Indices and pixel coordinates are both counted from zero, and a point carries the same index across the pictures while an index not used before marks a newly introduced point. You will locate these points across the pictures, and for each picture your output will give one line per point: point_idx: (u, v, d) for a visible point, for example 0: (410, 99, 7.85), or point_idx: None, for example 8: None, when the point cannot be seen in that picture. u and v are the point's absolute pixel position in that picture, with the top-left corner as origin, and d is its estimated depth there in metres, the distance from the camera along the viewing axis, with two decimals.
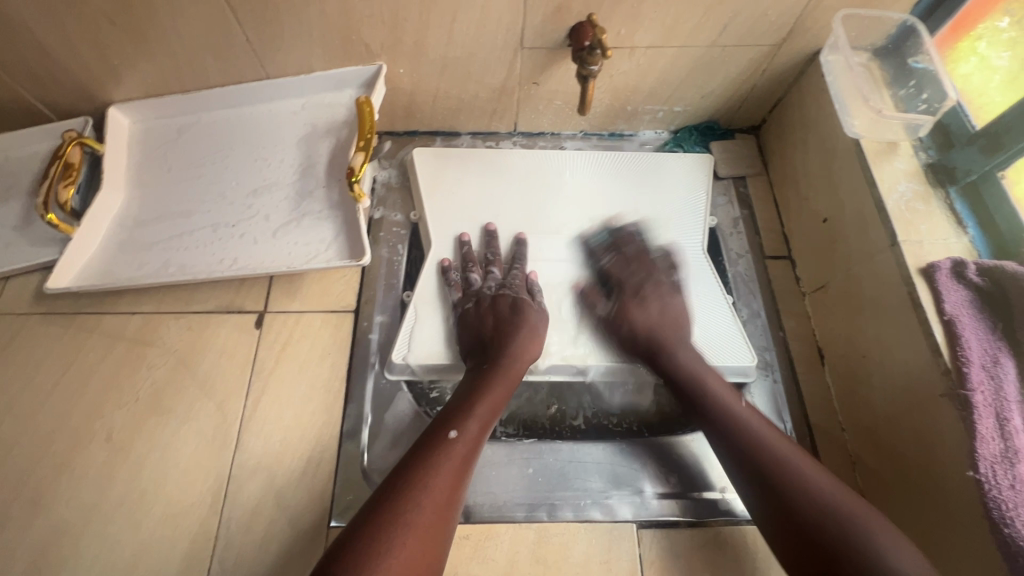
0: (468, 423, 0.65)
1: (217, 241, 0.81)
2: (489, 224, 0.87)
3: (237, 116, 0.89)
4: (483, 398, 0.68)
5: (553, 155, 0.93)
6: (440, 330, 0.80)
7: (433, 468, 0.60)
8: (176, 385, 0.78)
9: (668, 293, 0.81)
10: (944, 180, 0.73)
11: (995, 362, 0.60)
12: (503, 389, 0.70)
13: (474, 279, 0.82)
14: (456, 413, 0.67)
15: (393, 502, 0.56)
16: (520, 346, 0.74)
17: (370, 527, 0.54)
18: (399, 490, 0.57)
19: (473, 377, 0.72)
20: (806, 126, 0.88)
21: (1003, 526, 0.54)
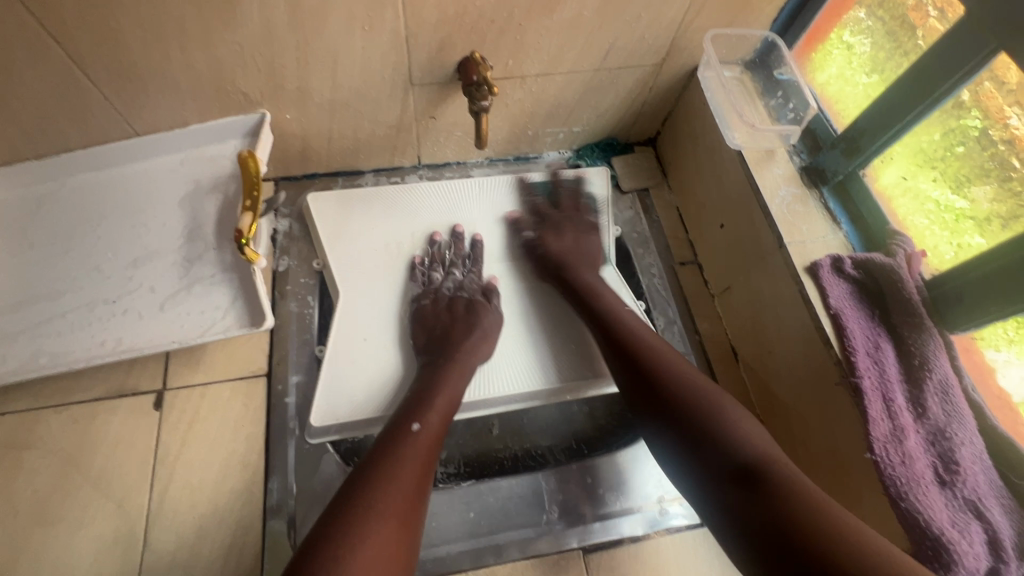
0: (429, 415, 0.65)
1: (94, 322, 0.73)
2: (433, 232, 0.88)
3: (106, 178, 0.81)
4: (443, 391, 0.69)
5: (460, 185, 0.92)
6: (395, 340, 0.80)
7: (400, 460, 0.59)
8: (64, 487, 0.69)
9: (587, 232, 0.88)
10: (817, 181, 0.80)
11: (877, 347, 0.66)
12: (458, 380, 0.72)
13: (436, 277, 0.84)
14: (415, 407, 0.67)
15: (361, 495, 0.55)
16: (473, 344, 0.76)
17: (342, 523, 0.52)
18: (367, 486, 0.56)
19: (433, 371, 0.72)
20: (695, 136, 0.92)
21: (901, 502, 0.58)
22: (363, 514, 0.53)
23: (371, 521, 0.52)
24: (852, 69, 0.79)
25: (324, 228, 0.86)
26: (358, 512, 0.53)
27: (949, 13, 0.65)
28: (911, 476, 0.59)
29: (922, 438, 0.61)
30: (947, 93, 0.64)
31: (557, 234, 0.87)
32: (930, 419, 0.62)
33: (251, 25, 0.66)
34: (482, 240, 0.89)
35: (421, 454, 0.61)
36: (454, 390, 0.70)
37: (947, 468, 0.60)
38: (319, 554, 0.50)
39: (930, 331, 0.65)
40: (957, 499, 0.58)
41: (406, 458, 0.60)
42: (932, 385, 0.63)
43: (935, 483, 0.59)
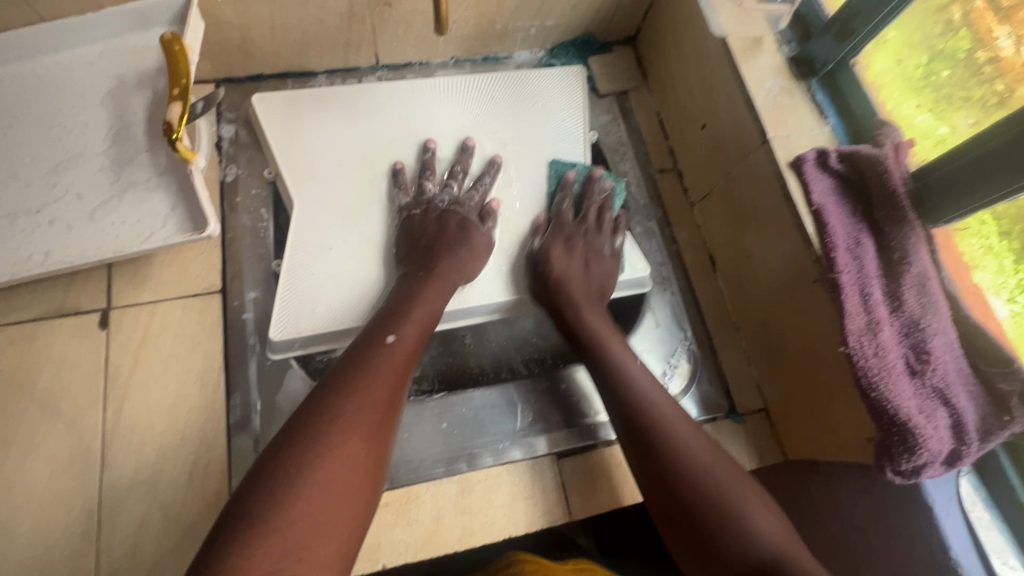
0: (405, 327, 0.63)
1: (17, 235, 0.66)
2: (429, 140, 0.81)
3: (14, 74, 0.71)
4: (421, 303, 0.67)
5: (421, 84, 0.84)
6: (361, 246, 0.75)
7: (373, 367, 0.57)
8: (10, 410, 0.65)
9: (602, 255, 0.77)
10: (805, 73, 0.74)
11: (857, 243, 0.64)
12: (438, 296, 0.69)
13: (429, 189, 0.78)
14: (391, 318, 0.64)
15: (330, 398, 0.53)
16: (461, 261, 0.72)
17: (309, 423, 0.50)
18: (336, 391, 0.54)
19: (407, 281, 0.70)
20: (677, 29, 0.85)
21: (870, 391, 0.58)
22: (332, 415, 0.51)
23: (341, 424, 0.51)
24: None
25: (273, 131, 0.78)
26: (326, 414, 0.51)
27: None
28: (883, 367, 0.59)
29: (896, 330, 0.61)
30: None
31: (564, 249, 0.76)
32: (905, 312, 0.61)
33: None
34: (474, 145, 0.82)
35: (396, 362, 0.59)
36: (433, 304, 0.68)
37: (919, 358, 0.59)
38: (282, 456, 0.48)
39: (913, 224, 0.62)
40: (926, 387, 0.59)
41: (381, 366, 0.58)
42: (910, 278, 0.61)
43: (906, 373, 0.59)
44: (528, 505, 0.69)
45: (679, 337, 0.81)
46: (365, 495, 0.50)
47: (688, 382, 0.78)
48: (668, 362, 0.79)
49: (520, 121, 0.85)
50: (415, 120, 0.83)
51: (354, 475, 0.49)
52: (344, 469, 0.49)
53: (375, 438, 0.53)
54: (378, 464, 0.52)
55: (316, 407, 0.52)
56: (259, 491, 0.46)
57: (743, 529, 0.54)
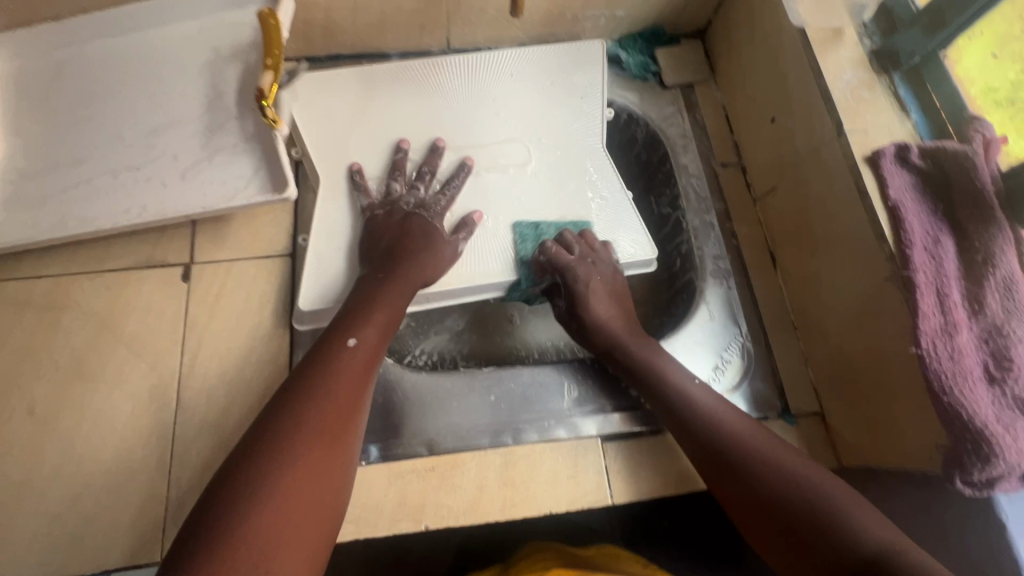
0: (367, 330, 0.62)
1: (120, 189, 0.72)
2: (438, 138, 0.82)
3: (126, 46, 0.78)
4: (381, 304, 0.66)
5: (486, 64, 0.86)
6: (353, 234, 0.77)
7: (333, 376, 0.57)
8: (101, 348, 0.71)
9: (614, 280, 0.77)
10: (888, 66, 0.71)
11: (937, 242, 0.61)
12: (397, 296, 0.68)
13: (396, 189, 0.78)
14: (352, 320, 0.64)
15: (291, 407, 0.53)
16: (421, 263, 0.71)
17: (270, 437, 0.51)
18: (296, 402, 0.54)
19: (377, 282, 0.68)
20: (751, 21, 0.84)
21: (942, 395, 0.56)
22: (293, 428, 0.51)
23: (304, 435, 0.51)
24: None
25: (340, 107, 0.83)
26: (282, 428, 0.51)
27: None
28: (958, 371, 0.56)
29: (975, 334, 0.58)
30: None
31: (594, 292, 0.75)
32: (986, 316, 0.58)
33: None
34: (472, 164, 0.81)
35: (354, 368, 0.58)
36: (395, 303, 0.67)
37: (999, 365, 0.56)
38: (238, 475, 0.48)
39: (1001, 224, 0.59)
40: (1006, 396, 0.55)
41: (342, 369, 0.58)
42: (993, 281, 0.58)
43: (984, 380, 0.56)
44: (569, 484, 0.69)
45: (733, 332, 0.79)
46: (332, 499, 0.51)
47: (740, 378, 0.76)
48: (720, 357, 0.77)
49: (576, 106, 0.86)
50: (479, 102, 0.86)
51: (318, 486, 0.50)
52: (305, 479, 0.49)
53: (335, 447, 0.53)
54: (343, 469, 0.53)
55: (273, 419, 0.52)
56: (226, 500, 0.46)
57: (843, 528, 0.52)
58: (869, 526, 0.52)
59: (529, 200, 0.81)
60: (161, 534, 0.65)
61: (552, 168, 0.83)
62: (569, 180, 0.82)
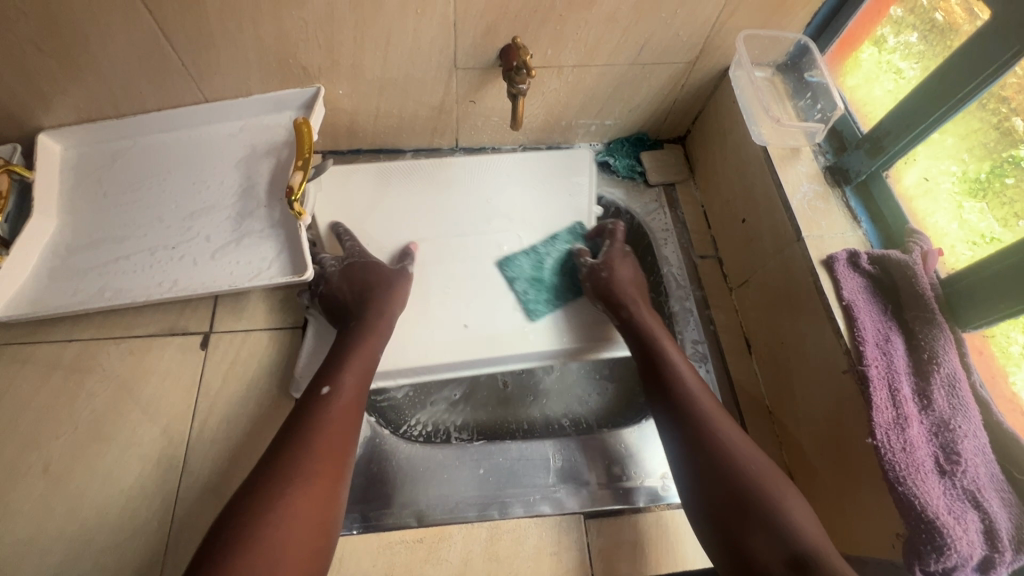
0: (343, 377, 0.70)
1: (155, 264, 0.81)
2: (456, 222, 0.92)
3: (173, 140, 0.89)
4: (355, 352, 0.73)
5: (486, 165, 0.98)
6: None
7: (314, 425, 0.64)
8: (118, 410, 0.77)
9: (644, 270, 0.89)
10: (840, 180, 0.82)
11: (887, 339, 0.68)
12: (372, 341, 0.75)
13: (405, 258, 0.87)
14: (329, 371, 0.71)
15: (275, 463, 0.61)
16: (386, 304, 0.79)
17: (260, 488, 0.58)
18: (281, 454, 0.61)
19: (350, 327, 0.77)
20: (722, 135, 0.95)
21: (898, 485, 0.60)
22: (279, 478, 0.59)
23: (301, 475, 0.60)
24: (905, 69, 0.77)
25: (359, 198, 0.94)
26: (275, 479, 0.59)
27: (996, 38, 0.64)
28: (911, 463, 0.60)
29: (925, 428, 0.63)
30: (975, 91, 0.64)
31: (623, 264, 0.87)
32: (935, 411, 0.63)
33: (316, 5, 0.73)
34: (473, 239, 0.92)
35: (335, 413, 0.66)
36: (371, 347, 0.75)
37: (948, 458, 0.61)
38: (231, 525, 0.55)
39: (941, 326, 0.66)
40: (956, 488, 0.59)
41: (326, 412, 0.66)
42: (939, 378, 0.64)
43: (935, 472, 0.60)
44: (552, 560, 0.72)
45: None
46: (325, 524, 0.59)
47: None
48: None
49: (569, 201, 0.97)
50: (481, 195, 0.96)
51: (306, 527, 0.57)
52: (300, 509, 0.58)
53: (325, 481, 0.61)
54: (336, 495, 0.62)
55: (268, 465, 0.60)
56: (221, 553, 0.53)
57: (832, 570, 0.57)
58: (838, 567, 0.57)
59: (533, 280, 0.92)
60: None
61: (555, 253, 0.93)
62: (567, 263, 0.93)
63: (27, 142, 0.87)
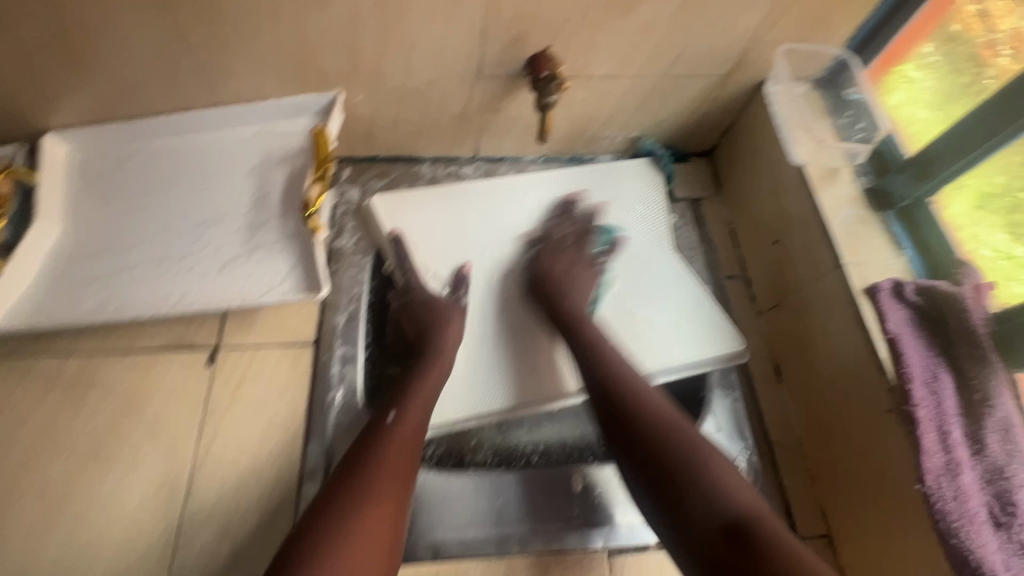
0: (407, 404, 0.69)
1: (163, 276, 0.77)
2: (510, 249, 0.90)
3: (183, 144, 0.86)
4: (420, 381, 0.73)
5: (531, 181, 0.95)
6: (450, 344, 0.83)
7: (381, 451, 0.63)
8: (120, 429, 0.73)
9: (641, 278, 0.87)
10: (882, 205, 0.77)
11: (935, 377, 0.63)
12: (436, 370, 0.75)
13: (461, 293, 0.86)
14: (396, 398, 0.71)
15: (345, 484, 0.59)
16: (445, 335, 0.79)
17: (331, 509, 0.57)
18: (349, 479, 0.60)
19: (417, 359, 0.76)
20: (754, 151, 0.92)
21: (950, 537, 0.56)
22: (349, 500, 0.58)
23: (367, 499, 0.58)
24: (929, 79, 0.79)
25: (416, 221, 0.90)
26: (345, 503, 0.57)
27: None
28: (964, 513, 0.57)
29: (978, 475, 0.59)
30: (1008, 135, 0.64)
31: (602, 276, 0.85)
32: (988, 457, 0.60)
33: (339, 8, 0.69)
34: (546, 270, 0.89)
35: (401, 441, 0.65)
36: (432, 379, 0.74)
37: (1004, 509, 0.58)
38: (303, 546, 0.54)
39: (995, 365, 0.62)
40: (1011, 542, 0.56)
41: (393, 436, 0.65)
42: (992, 422, 0.60)
43: (989, 523, 0.57)
44: None
45: (740, 445, 0.80)
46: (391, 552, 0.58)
47: None
48: None
49: (614, 217, 0.94)
50: (524, 208, 0.93)
51: (376, 549, 0.56)
52: (372, 532, 0.57)
53: (393, 507, 0.60)
54: (399, 521, 0.60)
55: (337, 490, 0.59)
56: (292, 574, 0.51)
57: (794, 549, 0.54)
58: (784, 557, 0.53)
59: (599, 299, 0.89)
60: None
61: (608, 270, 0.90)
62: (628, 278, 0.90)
63: (31, 143, 0.83)
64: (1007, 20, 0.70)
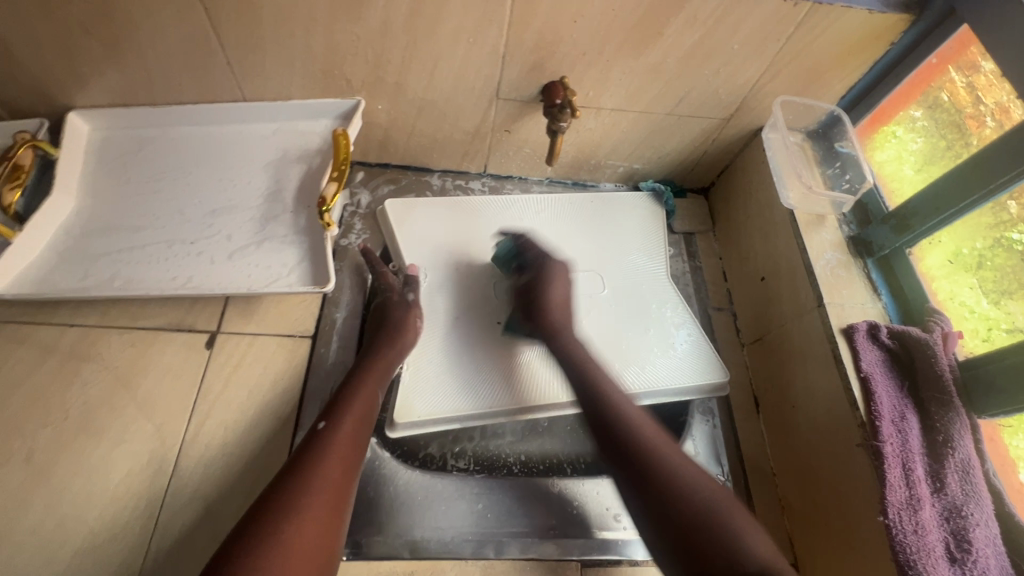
0: (340, 417, 0.67)
1: (171, 258, 0.79)
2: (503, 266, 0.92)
3: (204, 134, 0.89)
4: (359, 394, 0.71)
5: (537, 200, 0.99)
6: (443, 350, 0.85)
7: (316, 464, 0.61)
8: (112, 403, 0.74)
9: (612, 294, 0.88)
10: (862, 252, 0.83)
11: (903, 417, 0.68)
12: (374, 384, 0.73)
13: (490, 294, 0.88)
14: (330, 410, 0.68)
15: (274, 500, 0.57)
16: (391, 346, 0.78)
17: (258, 525, 0.54)
18: (281, 493, 0.57)
19: (359, 369, 0.74)
20: (748, 192, 0.97)
21: (907, 569, 0.59)
22: (280, 514, 0.55)
23: (298, 513, 0.56)
24: (914, 145, 0.83)
25: (424, 229, 0.94)
26: (271, 517, 0.55)
27: (1004, 124, 0.69)
28: (922, 547, 0.60)
29: (937, 512, 0.62)
30: (973, 204, 0.70)
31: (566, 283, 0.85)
32: (947, 495, 0.63)
33: (371, 22, 0.74)
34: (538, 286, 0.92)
35: (337, 453, 0.63)
36: (374, 389, 0.72)
37: (959, 546, 0.60)
38: (232, 561, 0.51)
39: (958, 411, 0.66)
40: None
41: (334, 443, 0.64)
42: (953, 463, 0.64)
43: (945, 559, 0.60)
44: None
45: (716, 470, 0.83)
46: (326, 564, 0.56)
47: None
48: None
49: (617, 245, 0.98)
50: (525, 225, 0.97)
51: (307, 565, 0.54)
52: (304, 547, 0.54)
53: (327, 521, 0.57)
54: (338, 529, 0.58)
55: (270, 497, 0.57)
56: None
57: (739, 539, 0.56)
58: (756, 546, 0.56)
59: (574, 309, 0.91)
60: None
61: (591, 287, 0.93)
62: (616, 298, 0.93)
63: (55, 119, 0.86)
64: (990, 93, 0.71)
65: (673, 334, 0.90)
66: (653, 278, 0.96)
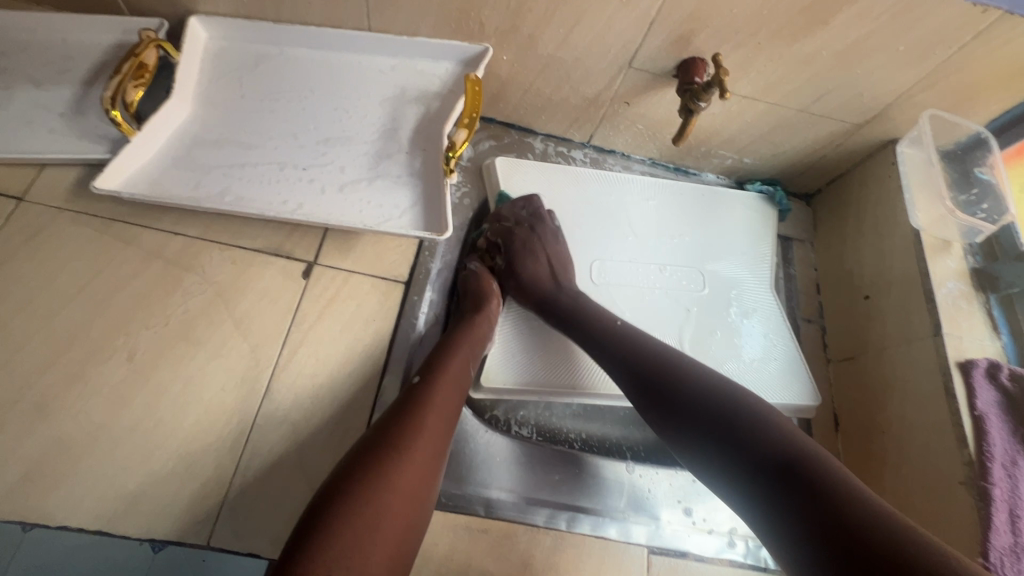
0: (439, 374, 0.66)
1: (282, 181, 0.78)
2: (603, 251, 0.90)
3: (321, 60, 0.86)
4: (455, 354, 0.70)
5: (640, 181, 0.96)
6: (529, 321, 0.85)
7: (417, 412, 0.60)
8: (211, 316, 0.74)
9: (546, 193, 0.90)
10: (985, 286, 0.79)
11: (1014, 463, 0.66)
12: (468, 349, 0.72)
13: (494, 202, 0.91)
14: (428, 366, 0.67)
15: (379, 436, 0.56)
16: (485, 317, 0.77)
17: (367, 457, 0.53)
18: (386, 432, 0.56)
19: (455, 332, 0.74)
20: (863, 206, 0.93)
21: None
22: (386, 452, 0.54)
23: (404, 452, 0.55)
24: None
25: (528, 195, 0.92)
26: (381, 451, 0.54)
27: None
28: None
29: None
30: None
31: (522, 203, 0.87)
32: None
33: None
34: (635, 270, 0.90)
35: (438, 404, 0.62)
36: (467, 360, 0.70)
37: None
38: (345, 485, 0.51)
39: None
40: None
41: (430, 405, 0.61)
42: None
43: None
44: None
45: None
46: (415, 527, 0.53)
47: None
48: None
49: (715, 238, 0.95)
50: (626, 204, 0.94)
51: (409, 503, 0.52)
52: (409, 485, 0.53)
53: (428, 466, 0.56)
54: (433, 481, 0.57)
55: (358, 458, 0.54)
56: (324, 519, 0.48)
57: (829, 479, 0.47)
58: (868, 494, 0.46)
59: (672, 305, 0.88)
60: (216, 518, 0.65)
61: (683, 278, 0.91)
62: (711, 295, 0.90)
63: (175, 22, 0.84)
64: None
65: (763, 338, 0.88)
66: (750, 279, 0.93)
